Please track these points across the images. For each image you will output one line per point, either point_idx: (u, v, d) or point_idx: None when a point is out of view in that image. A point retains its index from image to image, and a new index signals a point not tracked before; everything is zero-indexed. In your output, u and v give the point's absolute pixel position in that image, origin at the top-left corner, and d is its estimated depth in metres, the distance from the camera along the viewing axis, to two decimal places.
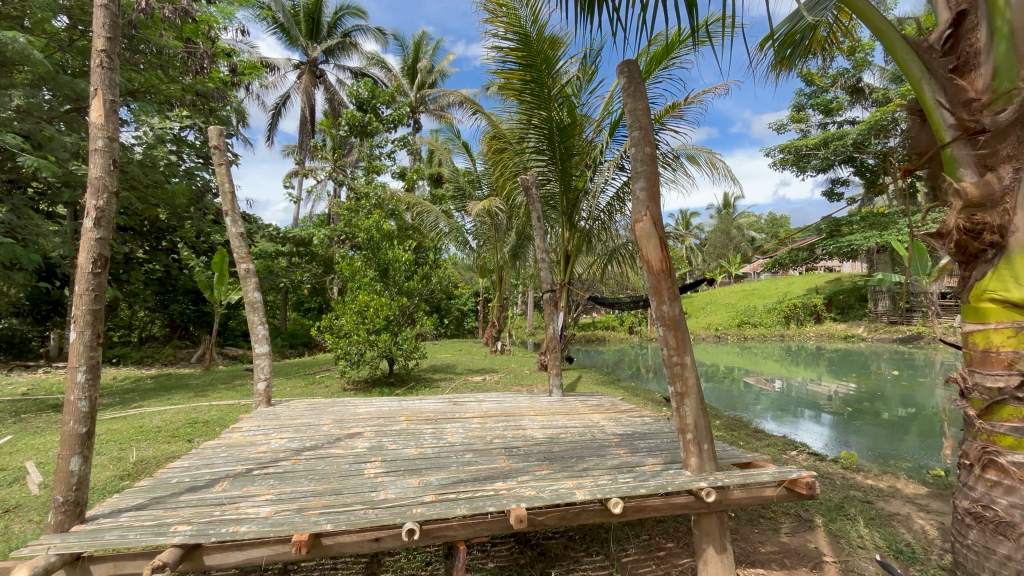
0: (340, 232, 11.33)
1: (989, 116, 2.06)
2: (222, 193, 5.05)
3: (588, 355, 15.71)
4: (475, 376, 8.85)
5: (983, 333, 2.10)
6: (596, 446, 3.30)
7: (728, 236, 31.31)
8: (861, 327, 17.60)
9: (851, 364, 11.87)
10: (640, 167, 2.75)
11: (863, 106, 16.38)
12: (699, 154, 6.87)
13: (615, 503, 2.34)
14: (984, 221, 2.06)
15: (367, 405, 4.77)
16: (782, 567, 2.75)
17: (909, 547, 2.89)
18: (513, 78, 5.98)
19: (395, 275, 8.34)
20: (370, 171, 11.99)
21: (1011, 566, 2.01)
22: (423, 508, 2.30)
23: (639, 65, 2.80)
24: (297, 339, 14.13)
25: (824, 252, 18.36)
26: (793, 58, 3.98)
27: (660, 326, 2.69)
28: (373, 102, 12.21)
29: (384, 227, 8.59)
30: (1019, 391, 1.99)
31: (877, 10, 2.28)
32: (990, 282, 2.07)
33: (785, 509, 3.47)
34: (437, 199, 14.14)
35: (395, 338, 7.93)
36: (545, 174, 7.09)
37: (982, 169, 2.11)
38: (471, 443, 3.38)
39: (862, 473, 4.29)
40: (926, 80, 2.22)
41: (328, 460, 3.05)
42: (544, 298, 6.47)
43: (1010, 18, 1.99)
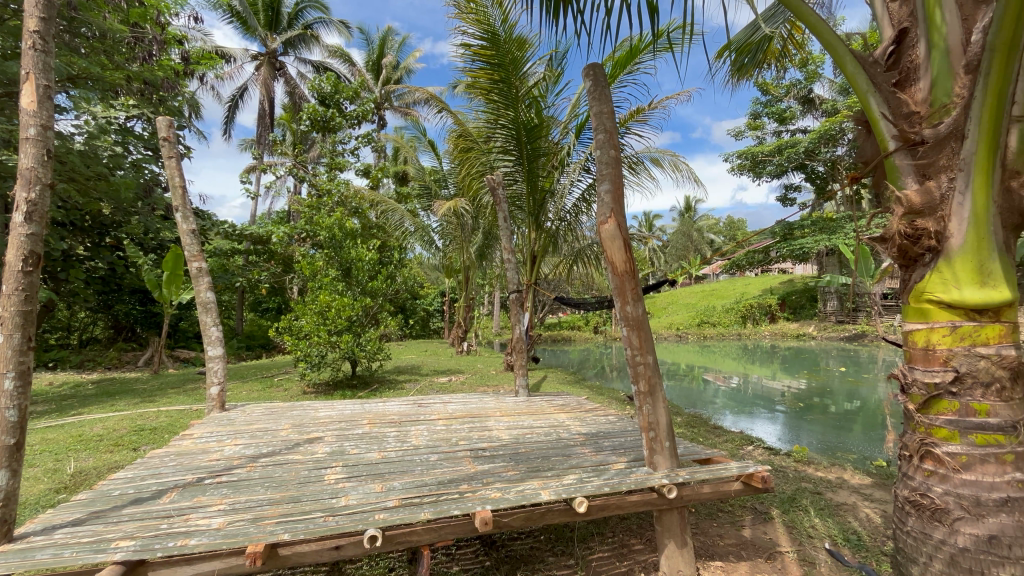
0: (301, 230, 10.97)
1: (928, 128, 2.20)
2: (172, 188, 4.79)
3: (554, 355, 15.85)
4: (440, 377, 8.77)
5: (924, 332, 2.23)
6: (561, 446, 3.33)
7: (689, 238, 32.26)
8: (812, 326, 18.52)
9: (802, 362, 12.48)
10: (605, 170, 2.78)
11: (814, 115, 17.22)
12: (663, 157, 7.05)
13: (579, 502, 2.35)
14: (923, 226, 2.20)
15: (329, 408, 4.64)
16: (739, 558, 2.84)
17: (856, 535, 3.05)
18: (481, 77, 5.98)
19: (359, 275, 8.16)
20: (332, 168, 11.67)
21: (945, 550, 2.14)
22: (386, 513, 2.24)
23: (604, 69, 2.83)
24: (255, 340, 13.60)
25: (777, 254, 19.21)
26: (751, 67, 4.14)
27: (624, 326, 2.74)
28: (336, 97, 11.87)
29: (347, 225, 8.35)
30: (952, 386, 2.13)
31: (828, 25, 2.38)
32: (929, 284, 2.20)
33: (743, 502, 3.59)
34: (402, 197, 13.90)
35: (358, 339, 7.74)
36: (512, 174, 7.11)
37: (921, 177, 2.24)
38: (436, 446, 3.34)
39: (812, 466, 4.51)
40: (871, 93, 2.34)
41: (286, 467, 2.94)
42: (511, 298, 6.49)
43: (946, 34, 2.14)
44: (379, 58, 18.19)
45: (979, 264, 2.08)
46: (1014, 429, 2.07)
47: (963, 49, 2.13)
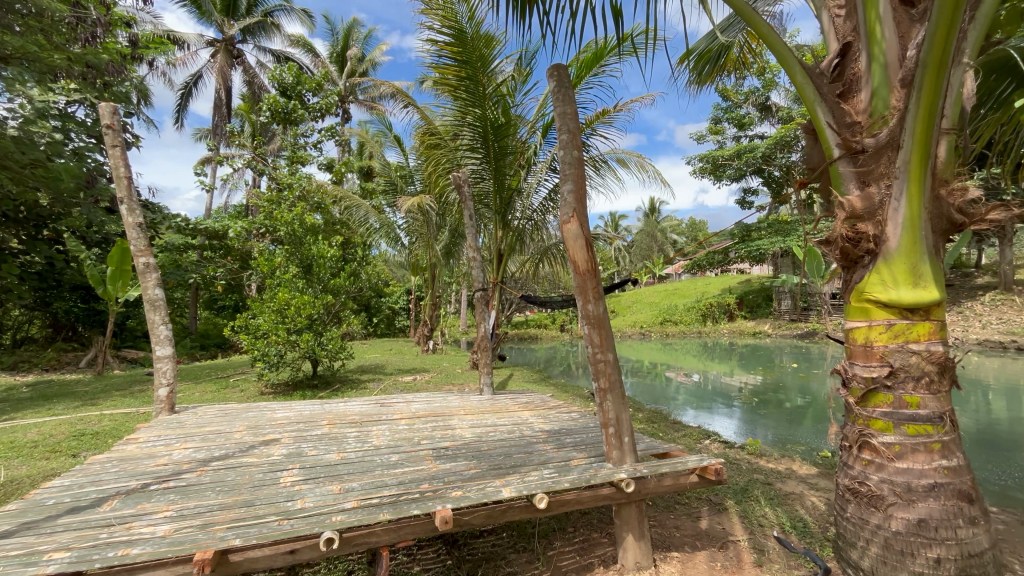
0: (259, 225, 10.59)
1: (868, 138, 2.33)
2: (116, 178, 4.52)
3: (520, 354, 15.92)
4: (405, 376, 8.65)
5: (863, 330, 2.37)
6: (524, 443, 3.36)
7: (653, 238, 33.09)
8: (767, 324, 19.34)
9: (758, 358, 13.02)
10: (569, 170, 2.80)
11: (770, 122, 17.95)
12: (629, 158, 7.20)
13: (539, 498, 2.38)
14: (863, 231, 2.34)
15: (287, 409, 4.50)
16: (695, 549, 2.94)
17: (802, 522, 3.21)
18: (448, 74, 5.93)
19: (320, 272, 7.94)
20: (294, 162, 11.31)
21: (881, 535, 2.28)
22: (344, 515, 2.20)
23: (568, 70, 2.86)
24: (209, 340, 13.04)
25: (736, 255, 19.95)
26: (711, 75, 4.29)
27: (586, 325, 2.78)
28: (298, 88, 11.50)
29: (309, 221, 8.13)
30: (887, 380, 2.28)
31: (779, 36, 2.49)
32: (869, 284, 2.34)
33: (699, 494, 3.71)
34: (367, 193, 13.64)
35: (319, 338, 7.56)
36: (479, 172, 7.10)
37: (862, 184, 2.38)
38: (398, 445, 3.30)
39: (765, 457, 4.72)
40: (818, 103, 2.47)
41: (240, 470, 2.83)
42: (476, 296, 6.47)
43: (884, 48, 2.28)
44: (344, 50, 17.76)
45: (912, 266, 2.23)
46: (941, 419, 2.23)
47: (900, 64, 2.27)
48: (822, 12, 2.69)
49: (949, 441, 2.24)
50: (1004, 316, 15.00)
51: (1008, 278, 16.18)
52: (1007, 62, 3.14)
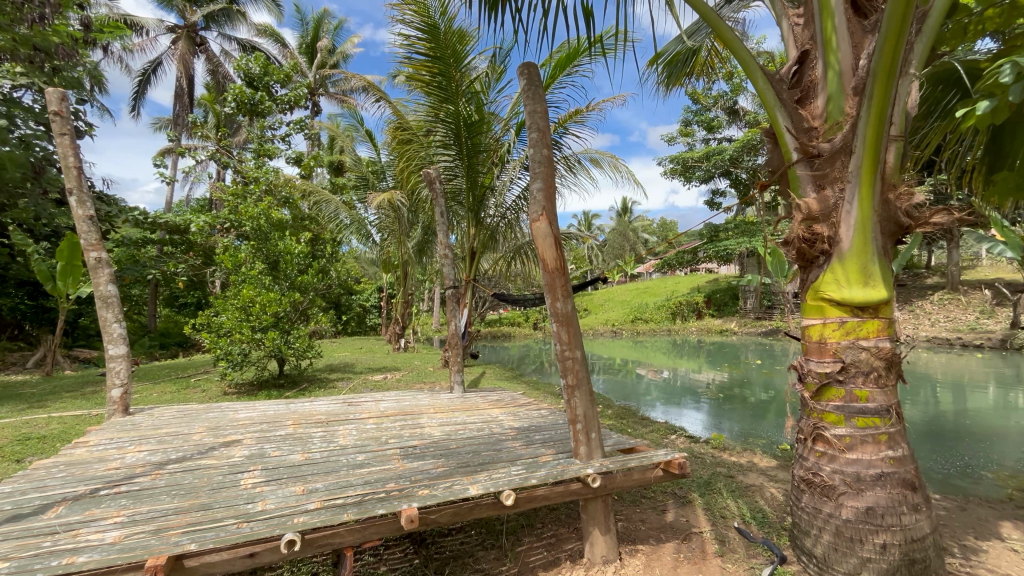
0: (223, 219, 10.22)
1: (824, 143, 2.42)
2: (64, 168, 4.28)
3: (493, 351, 15.94)
4: (375, 374, 8.53)
5: (818, 327, 2.46)
6: (493, 441, 3.36)
7: (625, 238, 33.63)
8: (733, 322, 19.93)
9: (724, 355, 13.41)
10: (538, 168, 2.82)
11: (738, 126, 18.44)
12: (602, 158, 7.28)
13: (507, 495, 2.40)
14: (819, 232, 2.43)
15: (249, 409, 4.38)
16: (660, 541, 3.01)
17: (762, 513, 3.33)
18: (421, 69, 5.86)
19: (287, 269, 7.73)
20: (261, 155, 10.96)
21: (833, 523, 2.39)
22: (307, 516, 2.16)
23: (539, 68, 2.87)
24: (169, 339, 12.53)
25: (704, 255, 20.47)
26: (679, 78, 4.38)
27: (554, 322, 2.80)
28: (265, 79, 11.13)
29: (275, 216, 7.93)
30: (839, 375, 2.38)
31: (742, 42, 2.56)
32: (824, 283, 2.44)
33: (664, 488, 3.80)
34: (337, 188, 13.36)
35: (286, 336, 7.37)
36: (451, 169, 7.05)
37: (818, 187, 2.48)
38: (364, 445, 3.24)
39: (728, 451, 4.87)
40: (778, 108, 2.55)
41: (197, 473, 2.74)
42: (447, 294, 6.41)
43: (839, 58, 2.37)
44: (314, 41, 17.31)
45: (863, 266, 2.33)
46: (887, 412, 2.35)
47: (854, 72, 2.37)
48: (782, 20, 2.79)
49: (896, 432, 2.36)
50: (951, 315, 15.88)
51: (954, 279, 17.13)
52: (953, 74, 3.31)
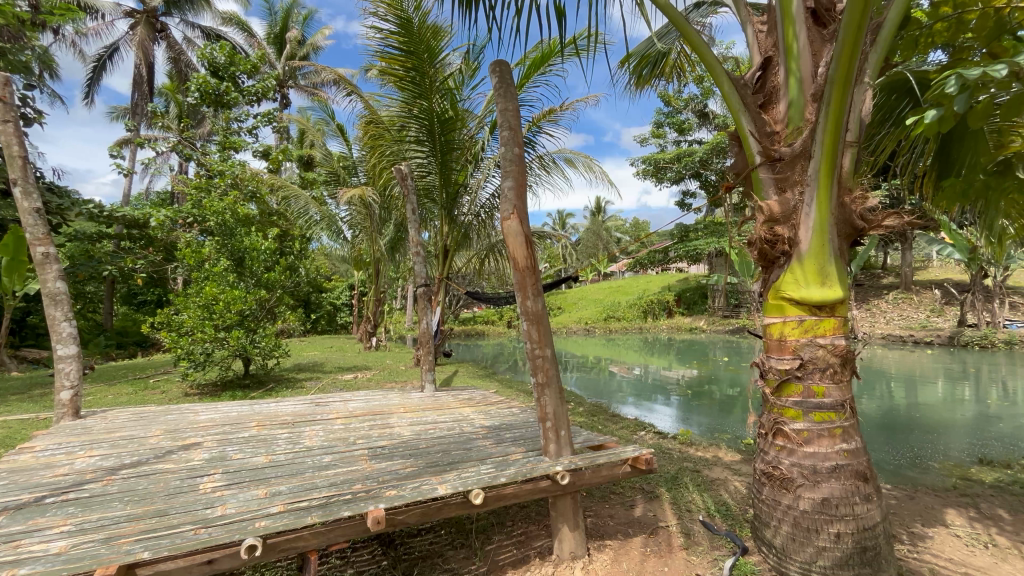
0: (185, 214, 9.84)
1: (785, 147, 2.50)
2: (7, 157, 4.03)
3: (467, 349, 15.88)
4: (346, 374, 8.38)
5: (779, 325, 2.55)
6: (464, 439, 3.35)
7: (598, 237, 34.05)
8: (702, 320, 20.43)
9: (693, 353, 13.73)
10: (510, 167, 2.82)
11: (708, 128, 18.87)
12: (576, 158, 7.35)
13: (475, 494, 2.40)
14: (779, 234, 2.51)
15: (211, 410, 4.24)
16: (627, 536, 3.06)
17: (725, 506, 3.43)
18: (394, 64, 5.76)
19: (253, 266, 7.50)
20: (226, 148, 10.57)
21: (791, 513, 2.48)
22: (269, 520, 2.11)
23: (511, 66, 2.87)
24: (127, 338, 12.01)
25: (674, 254, 20.89)
26: (650, 78, 4.43)
27: (524, 320, 2.81)
28: (231, 70, 10.72)
29: (241, 211, 7.69)
30: (798, 371, 2.47)
31: (708, 46, 2.61)
32: (785, 283, 2.52)
33: (632, 483, 3.86)
34: (307, 183, 13.03)
35: (251, 335, 7.16)
36: (424, 166, 6.97)
37: (779, 190, 2.56)
38: (331, 446, 3.19)
39: (694, 446, 4.99)
40: (742, 112, 2.62)
41: (153, 478, 2.63)
42: (418, 291, 6.31)
43: (799, 65, 2.45)
44: (283, 31, 16.81)
45: (820, 266, 2.42)
46: (842, 407, 2.45)
47: (813, 80, 2.45)
48: (746, 27, 2.86)
49: (849, 426, 2.46)
50: (904, 313, 16.70)
51: (908, 279, 18.00)
52: (905, 83, 3.46)
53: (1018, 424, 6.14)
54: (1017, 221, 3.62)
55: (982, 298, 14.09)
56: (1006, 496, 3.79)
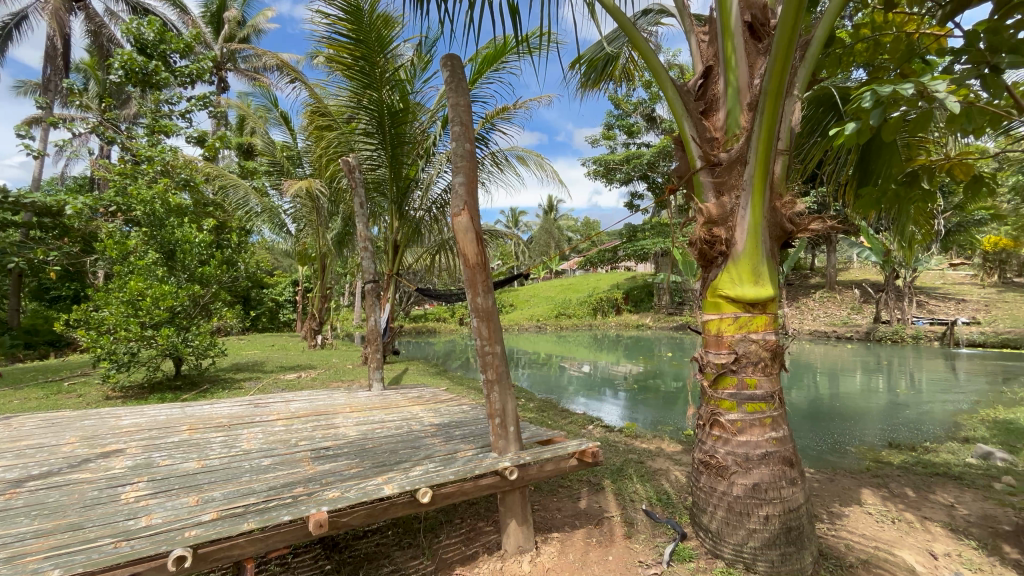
0: (106, 201, 9.04)
1: (723, 153, 2.64)
2: None
3: (418, 347, 15.66)
4: (289, 374, 8.02)
5: (716, 321, 2.69)
6: (412, 438, 3.30)
7: (549, 235, 34.61)
8: (649, 317, 21.19)
9: (640, 349, 14.24)
10: (461, 163, 2.80)
11: (656, 132, 19.53)
12: (528, 156, 7.40)
13: (423, 492, 2.37)
14: (717, 235, 2.65)
15: (136, 414, 3.94)
16: (574, 528, 3.13)
17: (666, 495, 3.58)
18: (342, 52, 5.56)
19: (186, 259, 7.01)
20: (155, 132, 9.79)
21: (726, 499, 2.62)
22: (200, 529, 1.99)
23: (462, 62, 2.86)
24: (37, 338, 10.89)
25: (623, 253, 21.51)
26: (599, 81, 4.53)
27: (474, 317, 2.80)
28: (161, 48, 9.91)
29: (173, 201, 7.18)
30: (732, 365, 2.62)
31: (654, 52, 2.70)
32: (723, 281, 2.66)
33: (580, 476, 3.96)
34: (247, 173, 12.34)
35: (183, 334, 6.72)
36: (373, 159, 6.80)
37: (718, 193, 2.70)
38: (271, 448, 3.05)
39: (639, 438, 5.18)
40: (685, 118, 2.73)
41: (67, 489, 2.41)
42: (366, 288, 6.10)
43: (737, 76, 2.59)
44: (221, 10, 15.80)
45: (754, 266, 2.57)
46: (771, 398, 2.62)
47: (749, 89, 2.60)
48: (690, 36, 2.99)
49: (778, 415, 2.63)
50: (829, 311, 18.08)
51: (832, 279, 19.50)
52: (830, 98, 3.74)
53: (922, 411, 6.83)
54: (923, 227, 4.01)
55: (894, 297, 15.51)
56: (911, 476, 4.20)
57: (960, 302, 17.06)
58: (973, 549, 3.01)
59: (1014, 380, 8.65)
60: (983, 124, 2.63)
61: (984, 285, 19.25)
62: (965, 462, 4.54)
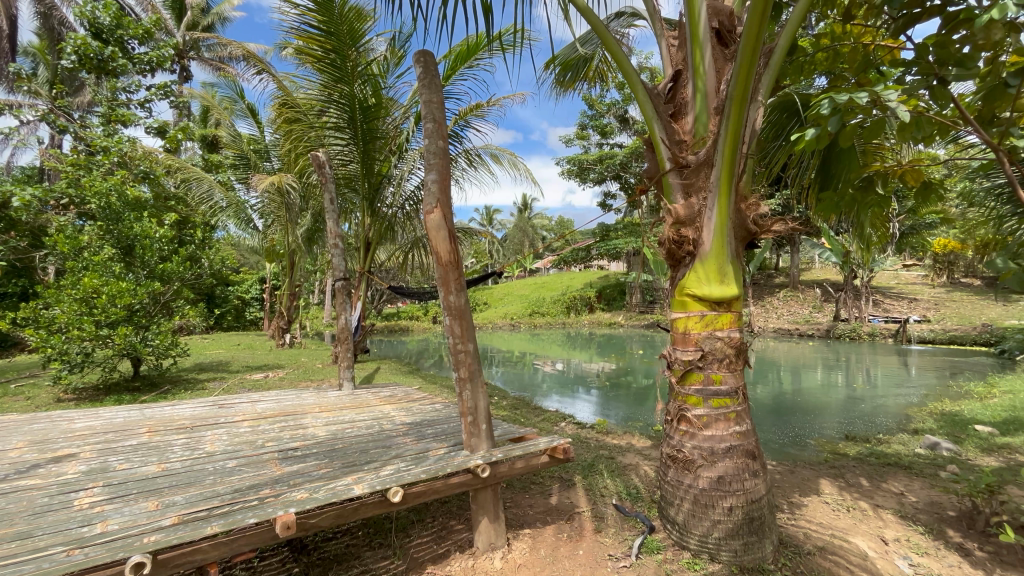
0: (56, 193, 8.55)
1: (691, 155, 2.71)
2: None
3: (390, 346, 15.46)
4: (256, 373, 7.79)
5: (683, 320, 2.77)
6: (383, 437, 3.27)
7: (523, 233, 34.74)
8: (621, 315, 21.53)
9: (612, 346, 14.45)
10: (433, 160, 2.78)
11: (628, 133, 19.80)
12: (502, 154, 7.40)
13: (394, 491, 2.36)
14: (685, 235, 2.72)
15: (91, 417, 3.76)
16: (545, 524, 3.16)
17: (635, 489, 3.66)
18: (312, 44, 5.44)
19: (145, 255, 6.71)
20: (111, 121, 9.33)
21: (693, 492, 2.70)
22: (160, 534, 1.93)
23: (436, 58, 2.84)
24: None
25: (596, 252, 21.76)
26: (574, 82, 4.58)
27: (447, 315, 2.80)
28: (118, 33, 9.42)
29: (131, 193, 6.86)
30: (699, 361, 2.70)
31: (626, 55, 2.74)
32: (690, 280, 2.74)
33: (552, 473, 4.00)
34: (212, 166, 11.92)
35: (142, 333, 6.45)
36: (345, 154, 6.69)
37: (686, 195, 2.77)
38: (236, 450, 2.97)
39: (610, 434, 5.27)
40: (655, 120, 2.79)
41: (14, 496, 2.29)
42: (336, 286, 5.98)
43: (705, 81, 2.66)
44: None
45: (719, 266, 2.65)
46: (736, 393, 2.70)
47: (716, 94, 2.68)
48: (661, 40, 3.06)
49: (742, 410, 2.72)
50: (792, 309, 18.76)
51: (795, 279, 20.22)
52: (793, 104, 3.89)
53: (876, 404, 7.18)
54: (880, 229, 4.21)
55: (852, 297, 16.24)
56: (865, 466, 4.42)
57: (913, 301, 17.99)
58: (920, 533, 3.19)
59: (959, 375, 9.19)
60: (933, 134, 2.78)
61: (934, 285, 20.33)
62: (915, 452, 4.80)
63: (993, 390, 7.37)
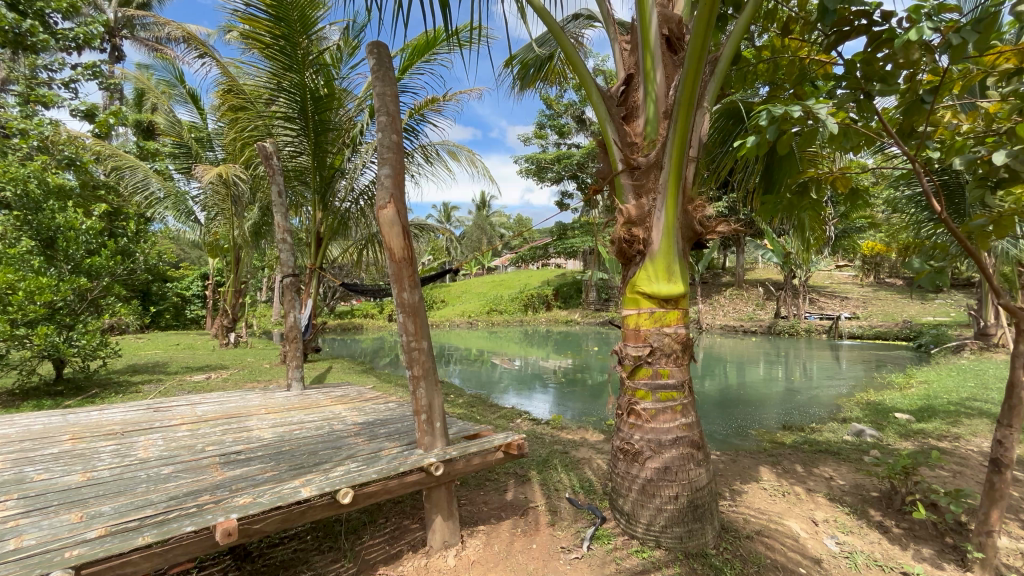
0: None
1: (642, 157, 2.80)
2: None
3: (343, 344, 15.06)
4: (196, 375, 7.37)
5: (634, 317, 2.85)
6: (333, 438, 3.18)
7: (481, 231, 34.65)
8: (577, 313, 21.94)
9: (568, 343, 14.70)
10: (387, 154, 2.73)
11: (585, 134, 20.11)
12: (460, 150, 7.35)
13: (343, 493, 2.30)
14: (636, 234, 2.81)
15: (4, 425, 3.43)
16: (500, 519, 3.18)
17: (588, 482, 3.74)
18: (260, 29, 5.21)
19: (69, 248, 6.18)
20: (30, 101, 8.51)
21: (642, 483, 2.79)
22: (84, 547, 1.79)
23: (390, 51, 2.78)
24: None
25: (554, 251, 22.02)
26: (531, 81, 4.61)
27: (400, 312, 2.75)
28: (38, 5, 8.57)
29: (54, 180, 6.32)
30: (648, 357, 2.79)
31: (581, 57, 2.79)
32: (640, 278, 2.83)
33: (507, 469, 4.03)
34: (147, 154, 11.13)
35: (66, 333, 5.96)
36: (294, 145, 6.43)
37: (637, 196, 2.85)
38: (172, 455, 2.80)
39: (564, 430, 5.37)
40: (608, 122, 2.86)
41: None
42: (285, 282, 5.72)
43: (655, 86, 2.75)
44: None
45: (667, 264, 2.76)
46: (682, 387, 2.82)
47: (665, 100, 2.78)
48: (614, 44, 3.13)
49: (688, 403, 2.84)
50: (737, 307, 19.74)
51: (740, 278, 21.27)
52: (738, 112, 4.09)
53: (812, 396, 7.67)
54: (817, 231, 4.47)
55: (791, 295, 17.27)
56: (800, 454, 4.72)
57: (844, 299, 19.36)
58: (846, 513, 3.45)
59: (883, 367, 9.96)
60: (860, 144, 3.00)
61: (863, 284, 21.94)
62: (843, 439, 5.18)
63: (911, 380, 8.05)
